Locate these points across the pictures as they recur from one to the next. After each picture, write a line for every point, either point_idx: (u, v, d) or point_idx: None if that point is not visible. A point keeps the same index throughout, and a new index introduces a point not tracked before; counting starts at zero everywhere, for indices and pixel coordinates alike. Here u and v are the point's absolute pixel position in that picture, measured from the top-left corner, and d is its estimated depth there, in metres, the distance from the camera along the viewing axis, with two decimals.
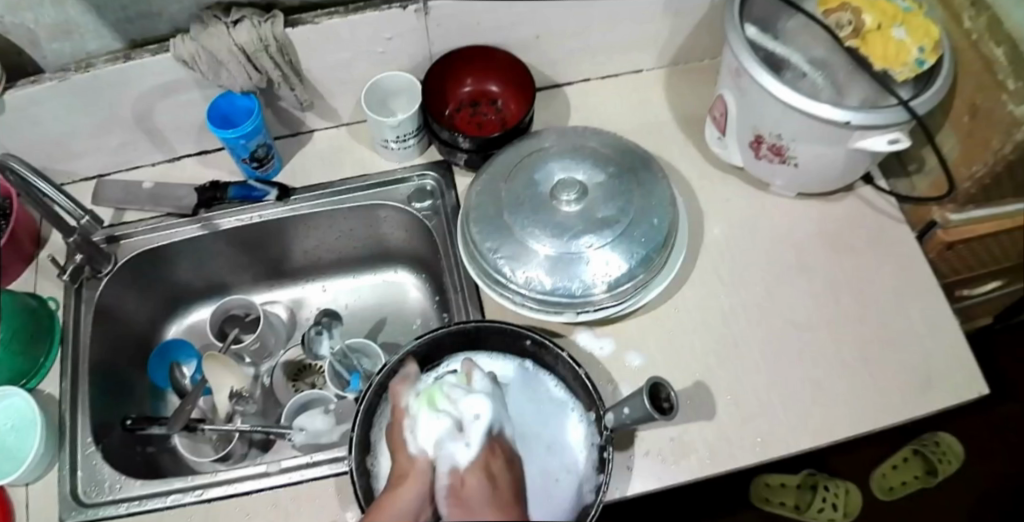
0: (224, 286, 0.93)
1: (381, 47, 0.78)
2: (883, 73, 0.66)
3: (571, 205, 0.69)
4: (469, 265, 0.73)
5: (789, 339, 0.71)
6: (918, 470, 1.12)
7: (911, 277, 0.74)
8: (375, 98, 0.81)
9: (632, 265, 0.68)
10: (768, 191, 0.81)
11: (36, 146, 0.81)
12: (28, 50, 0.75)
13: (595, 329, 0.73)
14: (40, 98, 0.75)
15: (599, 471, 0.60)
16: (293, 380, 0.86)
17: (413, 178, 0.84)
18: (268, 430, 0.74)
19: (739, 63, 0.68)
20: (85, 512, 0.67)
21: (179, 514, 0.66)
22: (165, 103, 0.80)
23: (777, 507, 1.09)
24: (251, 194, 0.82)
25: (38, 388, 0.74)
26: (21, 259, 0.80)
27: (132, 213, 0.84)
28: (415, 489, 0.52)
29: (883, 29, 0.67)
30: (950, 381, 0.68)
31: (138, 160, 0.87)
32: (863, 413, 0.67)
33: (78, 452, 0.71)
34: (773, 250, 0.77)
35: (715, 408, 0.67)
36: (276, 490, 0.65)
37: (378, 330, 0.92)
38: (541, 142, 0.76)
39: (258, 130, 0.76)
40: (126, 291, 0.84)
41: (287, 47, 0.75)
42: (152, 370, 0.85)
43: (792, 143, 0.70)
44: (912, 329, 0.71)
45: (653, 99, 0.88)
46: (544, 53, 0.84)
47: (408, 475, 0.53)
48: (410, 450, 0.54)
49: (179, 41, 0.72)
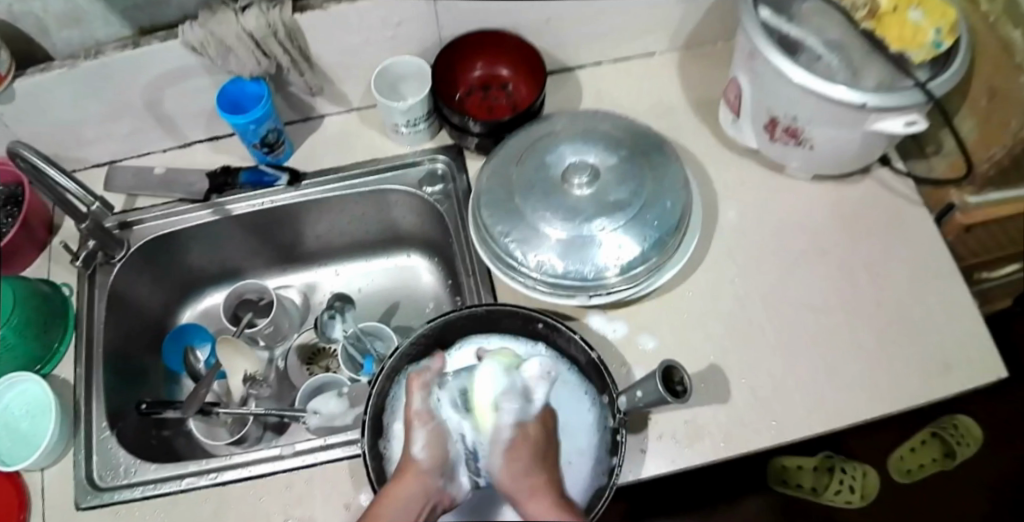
0: (236, 272, 0.94)
1: (391, 32, 0.78)
2: (899, 55, 0.65)
3: (583, 188, 0.69)
4: (480, 249, 0.73)
5: (804, 322, 0.71)
6: (937, 452, 1.12)
7: (928, 259, 0.74)
8: (385, 82, 0.80)
9: (645, 248, 0.68)
10: (783, 173, 0.80)
11: (48, 133, 0.81)
12: (38, 38, 0.75)
13: (607, 312, 0.72)
14: (51, 86, 0.75)
15: (612, 454, 0.60)
16: (307, 364, 0.87)
17: (424, 162, 0.84)
18: (282, 413, 0.74)
19: (752, 45, 0.67)
20: (101, 496, 0.67)
21: (194, 497, 0.66)
22: (175, 89, 0.80)
23: (793, 489, 1.10)
24: (262, 179, 0.82)
25: (52, 374, 0.75)
26: (34, 246, 0.81)
27: (144, 199, 0.84)
28: (416, 484, 0.50)
29: (899, 10, 0.66)
30: (968, 364, 0.67)
31: (149, 147, 0.87)
32: (878, 397, 0.66)
33: (93, 436, 0.71)
34: (788, 233, 0.76)
35: (729, 391, 0.67)
36: (290, 472, 0.66)
37: (391, 313, 0.92)
38: (552, 124, 0.75)
39: (268, 115, 0.76)
40: (139, 277, 0.85)
41: (296, 32, 0.74)
42: (168, 354, 0.85)
43: (807, 125, 0.69)
44: (928, 313, 0.71)
45: (666, 82, 0.87)
46: (555, 36, 0.83)
47: (409, 470, 0.52)
48: (415, 447, 0.53)
49: (188, 27, 0.72)
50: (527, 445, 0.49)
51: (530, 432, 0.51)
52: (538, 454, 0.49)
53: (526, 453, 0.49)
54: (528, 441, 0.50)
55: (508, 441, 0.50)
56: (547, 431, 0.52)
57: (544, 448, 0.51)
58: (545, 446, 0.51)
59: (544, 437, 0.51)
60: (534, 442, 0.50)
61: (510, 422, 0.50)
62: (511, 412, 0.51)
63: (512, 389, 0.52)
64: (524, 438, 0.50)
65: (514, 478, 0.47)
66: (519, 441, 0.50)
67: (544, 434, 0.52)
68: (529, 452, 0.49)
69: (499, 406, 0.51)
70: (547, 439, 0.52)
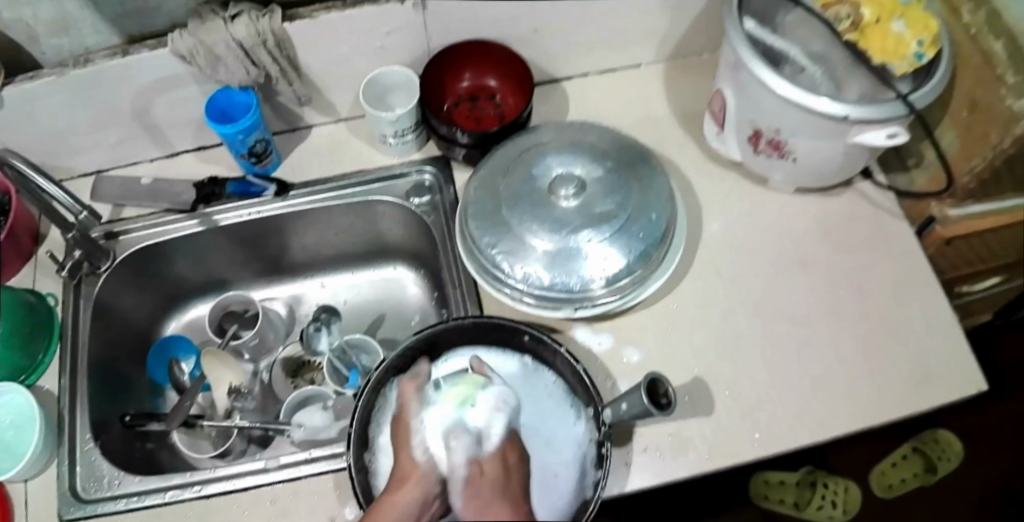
0: (224, 282, 0.93)
1: (380, 42, 0.78)
2: (881, 67, 0.65)
3: (569, 200, 0.69)
4: (467, 260, 0.73)
5: (788, 333, 0.71)
6: (918, 468, 1.13)
7: (911, 272, 0.74)
8: (373, 92, 0.80)
9: (630, 260, 0.68)
10: (768, 186, 0.80)
11: (35, 142, 0.81)
12: (26, 46, 0.75)
13: (593, 325, 0.73)
14: (38, 94, 0.74)
15: (598, 467, 0.60)
16: (292, 377, 0.86)
17: (413, 173, 0.84)
18: (266, 427, 0.74)
19: (738, 57, 0.67)
20: (84, 508, 0.67)
21: (178, 510, 0.66)
22: (163, 98, 0.79)
23: (777, 504, 1.11)
24: (249, 189, 0.83)
25: (37, 385, 0.74)
26: (20, 256, 0.80)
27: (131, 209, 0.84)
28: (415, 492, 0.51)
29: (881, 22, 0.67)
30: (949, 377, 0.68)
31: (137, 156, 0.87)
32: (861, 409, 0.67)
33: (77, 448, 0.71)
34: (772, 246, 0.77)
35: (713, 404, 0.68)
36: (276, 485, 0.66)
37: (377, 326, 0.92)
38: (539, 136, 0.76)
39: (256, 125, 0.76)
40: (124, 288, 0.84)
41: (285, 40, 0.74)
42: (151, 366, 0.85)
43: (791, 137, 0.70)
44: (910, 325, 0.71)
45: (653, 94, 0.88)
46: (543, 48, 0.84)
47: (408, 478, 0.52)
48: (415, 453, 0.52)
49: (177, 36, 0.72)
50: (485, 474, 0.44)
51: (491, 462, 0.45)
52: (500, 486, 0.43)
53: (485, 488, 0.42)
54: (489, 472, 0.44)
55: (465, 477, 0.44)
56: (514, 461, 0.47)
57: (511, 483, 0.44)
58: (513, 480, 0.45)
59: (506, 471, 0.45)
60: (495, 472, 0.44)
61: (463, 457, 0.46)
62: (464, 447, 0.47)
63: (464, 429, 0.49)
64: (482, 470, 0.44)
65: (470, 520, 0.40)
66: (473, 475, 0.44)
67: (510, 465, 0.46)
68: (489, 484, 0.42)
69: (451, 445, 0.47)
70: (517, 469, 0.47)
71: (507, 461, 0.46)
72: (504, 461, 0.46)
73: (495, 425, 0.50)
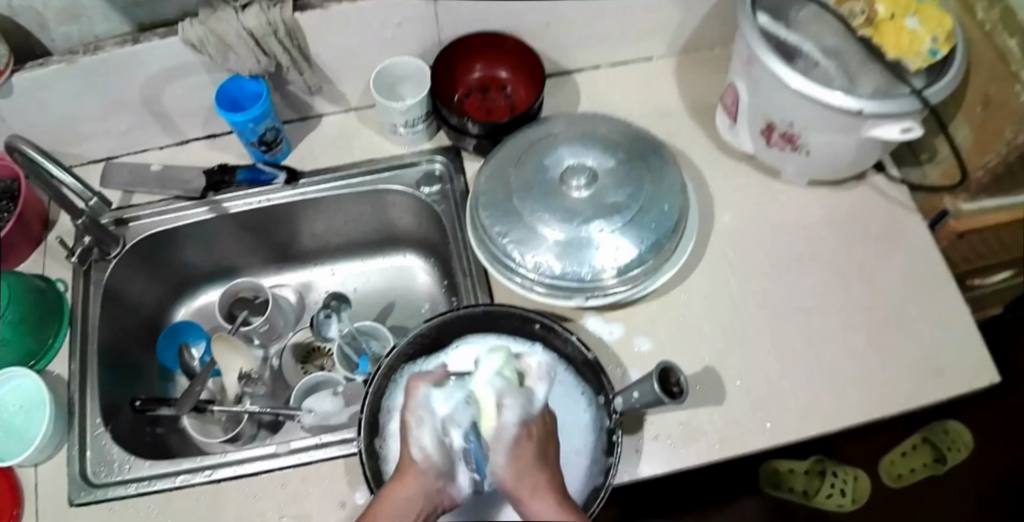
0: (233, 269, 0.94)
1: (391, 33, 0.78)
2: (895, 63, 0.65)
3: (581, 191, 0.69)
4: (478, 249, 0.73)
5: (799, 325, 0.71)
6: (927, 458, 1.13)
7: (922, 265, 0.74)
8: (383, 83, 0.80)
9: (642, 251, 0.68)
10: (779, 179, 0.80)
11: (45, 129, 0.81)
12: (37, 33, 0.75)
13: (604, 314, 0.73)
14: (49, 81, 0.75)
15: (609, 454, 0.60)
16: (302, 363, 0.87)
17: (423, 162, 0.84)
18: (277, 412, 0.74)
19: (751, 51, 0.67)
20: (94, 492, 0.67)
21: (188, 494, 0.66)
22: (175, 86, 0.80)
23: (786, 492, 1.11)
24: (259, 177, 0.82)
25: (46, 370, 0.74)
26: (29, 242, 0.81)
27: (140, 196, 0.84)
28: (415, 486, 0.50)
29: (896, 18, 0.67)
30: (961, 369, 0.68)
31: (146, 144, 0.87)
32: (872, 400, 0.67)
33: (88, 432, 0.71)
34: (784, 238, 0.77)
35: (724, 393, 0.68)
36: (284, 470, 0.66)
37: (386, 314, 0.92)
38: (550, 127, 0.76)
39: (266, 114, 0.76)
40: (134, 274, 0.84)
41: (296, 31, 0.74)
42: (162, 351, 0.85)
43: (803, 131, 0.70)
44: (922, 318, 0.71)
45: (664, 86, 0.87)
46: (554, 40, 0.84)
47: (407, 473, 0.51)
48: (412, 449, 0.51)
49: (188, 24, 0.72)
50: (531, 440, 0.49)
51: (536, 428, 0.51)
52: (542, 452, 0.50)
53: (529, 450, 0.48)
54: (534, 440, 0.49)
55: (510, 440, 0.48)
56: (551, 431, 0.53)
57: (547, 450, 0.51)
58: (550, 446, 0.52)
59: (546, 437, 0.51)
60: (538, 438, 0.50)
61: (513, 420, 0.49)
62: (518, 407, 0.50)
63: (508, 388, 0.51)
64: (528, 436, 0.49)
65: (515, 475, 0.47)
66: (523, 436, 0.49)
67: (549, 435, 0.52)
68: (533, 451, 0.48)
69: (503, 403, 0.50)
70: (552, 440, 0.52)
71: (547, 431, 0.52)
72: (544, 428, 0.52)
73: (538, 395, 0.53)
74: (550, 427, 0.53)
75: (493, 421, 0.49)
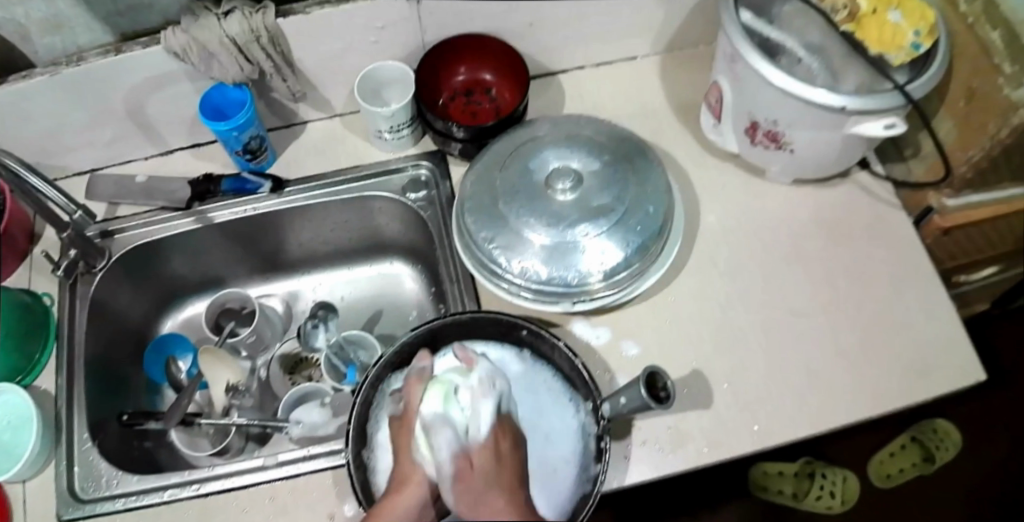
0: (220, 280, 0.93)
1: (374, 37, 0.77)
2: (878, 57, 0.65)
3: (566, 194, 0.69)
4: (464, 255, 0.73)
5: (787, 325, 0.71)
6: (915, 457, 1.12)
7: (909, 263, 0.74)
8: (368, 88, 0.80)
9: (629, 253, 0.68)
10: (764, 178, 0.80)
11: (28, 141, 0.80)
12: (19, 45, 0.74)
13: (591, 318, 0.72)
14: (30, 94, 0.74)
15: (596, 461, 0.61)
16: (290, 374, 0.86)
17: (408, 168, 0.83)
18: (264, 424, 0.74)
19: (733, 49, 0.67)
20: (82, 508, 0.66)
21: (176, 509, 0.66)
22: (157, 96, 0.79)
23: (775, 495, 1.10)
24: (244, 186, 0.82)
25: (33, 385, 0.74)
26: (15, 255, 0.80)
27: (126, 207, 0.84)
28: (416, 493, 0.53)
29: (878, 13, 0.67)
30: (948, 367, 0.68)
31: (130, 155, 0.86)
32: (860, 400, 0.67)
33: (75, 449, 0.70)
34: (770, 238, 0.76)
35: (712, 395, 0.68)
36: (272, 483, 0.66)
37: (374, 322, 0.92)
38: (534, 130, 0.75)
39: (250, 121, 0.75)
40: (120, 286, 0.84)
41: (279, 36, 0.74)
42: (149, 365, 0.85)
43: (788, 129, 0.70)
44: (909, 315, 0.71)
45: (648, 86, 0.87)
46: (537, 42, 0.83)
47: (409, 480, 0.53)
48: (415, 458, 0.54)
49: (170, 33, 0.71)
50: (475, 466, 0.49)
51: (481, 453, 0.50)
52: (498, 472, 0.48)
53: (476, 480, 0.47)
54: (478, 466, 0.49)
55: (452, 473, 0.49)
56: (507, 447, 0.51)
57: (509, 464, 0.49)
58: (510, 463, 0.50)
59: (512, 455, 0.50)
60: (485, 463, 0.49)
61: (448, 454, 0.49)
62: (451, 438, 0.50)
63: (445, 419, 0.52)
64: (471, 463, 0.49)
65: (466, 502, 0.46)
66: (462, 470, 0.48)
67: (503, 452, 0.50)
68: (481, 478, 0.47)
69: (434, 438, 0.51)
70: (511, 455, 0.50)
71: (496, 453, 0.50)
72: (498, 449, 0.50)
73: (483, 416, 0.52)
74: (507, 443, 0.51)
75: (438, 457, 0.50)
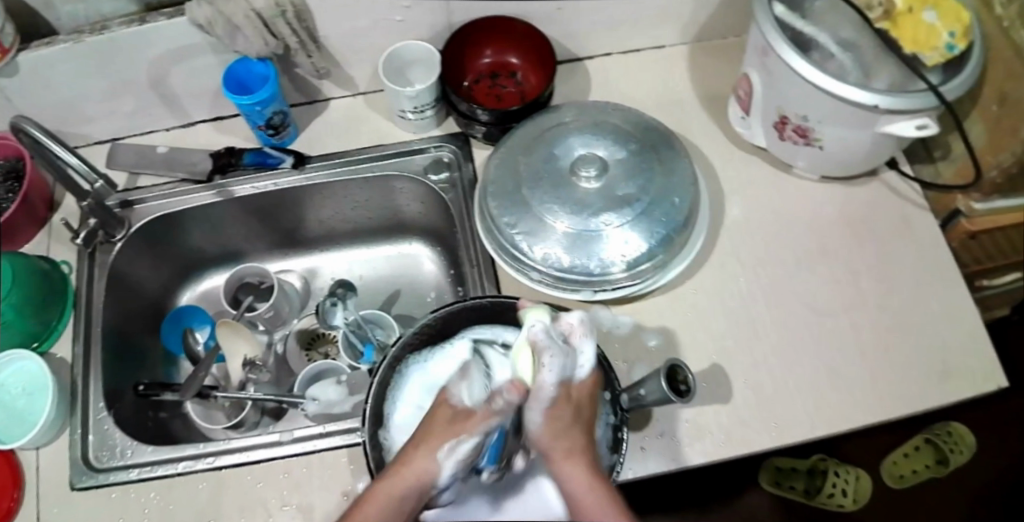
0: (238, 254, 0.93)
1: (400, 16, 0.77)
2: (912, 57, 0.64)
3: (590, 182, 0.68)
4: (485, 239, 0.73)
5: (808, 323, 0.71)
6: (929, 458, 1.13)
7: (934, 265, 0.73)
8: (392, 67, 0.79)
9: (652, 245, 0.68)
10: (791, 173, 0.79)
11: (51, 109, 0.80)
12: (43, 12, 0.74)
13: (611, 308, 0.72)
14: (54, 62, 0.74)
15: (613, 451, 0.59)
16: (307, 349, 0.87)
17: (431, 149, 0.83)
18: (280, 399, 0.74)
19: (766, 42, 0.66)
20: (96, 477, 0.66)
21: (190, 480, 0.66)
22: (180, 67, 0.78)
23: (786, 490, 1.11)
24: (266, 160, 0.81)
25: (49, 352, 0.74)
26: (34, 222, 0.80)
27: (146, 178, 0.83)
28: (416, 480, 0.48)
29: (913, 12, 0.65)
30: (970, 372, 0.68)
31: (152, 126, 0.86)
32: (881, 402, 0.66)
33: (90, 416, 0.71)
34: (794, 234, 0.76)
35: (731, 391, 0.67)
36: (288, 458, 0.66)
37: (391, 302, 0.91)
38: (561, 116, 0.75)
39: (274, 97, 0.75)
40: (139, 257, 0.84)
41: (303, 12, 0.73)
42: (166, 336, 0.85)
43: (817, 125, 0.69)
44: (932, 319, 0.71)
45: (676, 76, 0.86)
46: (564, 26, 0.82)
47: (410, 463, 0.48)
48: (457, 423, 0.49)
49: (196, 4, 0.70)
50: (569, 404, 0.48)
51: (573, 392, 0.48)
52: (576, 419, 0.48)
53: (567, 421, 0.47)
54: (569, 406, 0.48)
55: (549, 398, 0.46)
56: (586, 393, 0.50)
57: (584, 415, 0.49)
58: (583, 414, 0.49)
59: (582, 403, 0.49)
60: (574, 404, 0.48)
61: (555, 379, 0.46)
62: (561, 368, 0.47)
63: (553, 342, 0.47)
64: (564, 401, 0.47)
65: (550, 437, 0.47)
66: (560, 403, 0.47)
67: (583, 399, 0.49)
68: (569, 421, 0.47)
69: (540, 360, 0.46)
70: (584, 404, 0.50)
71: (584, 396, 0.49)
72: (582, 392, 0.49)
73: (584, 355, 0.49)
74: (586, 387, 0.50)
75: (533, 378, 0.47)
